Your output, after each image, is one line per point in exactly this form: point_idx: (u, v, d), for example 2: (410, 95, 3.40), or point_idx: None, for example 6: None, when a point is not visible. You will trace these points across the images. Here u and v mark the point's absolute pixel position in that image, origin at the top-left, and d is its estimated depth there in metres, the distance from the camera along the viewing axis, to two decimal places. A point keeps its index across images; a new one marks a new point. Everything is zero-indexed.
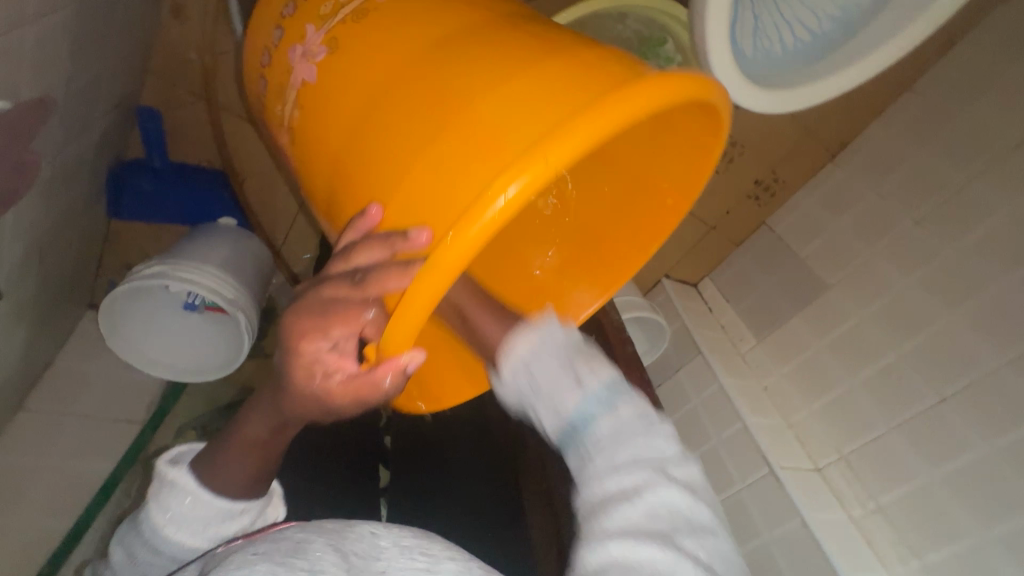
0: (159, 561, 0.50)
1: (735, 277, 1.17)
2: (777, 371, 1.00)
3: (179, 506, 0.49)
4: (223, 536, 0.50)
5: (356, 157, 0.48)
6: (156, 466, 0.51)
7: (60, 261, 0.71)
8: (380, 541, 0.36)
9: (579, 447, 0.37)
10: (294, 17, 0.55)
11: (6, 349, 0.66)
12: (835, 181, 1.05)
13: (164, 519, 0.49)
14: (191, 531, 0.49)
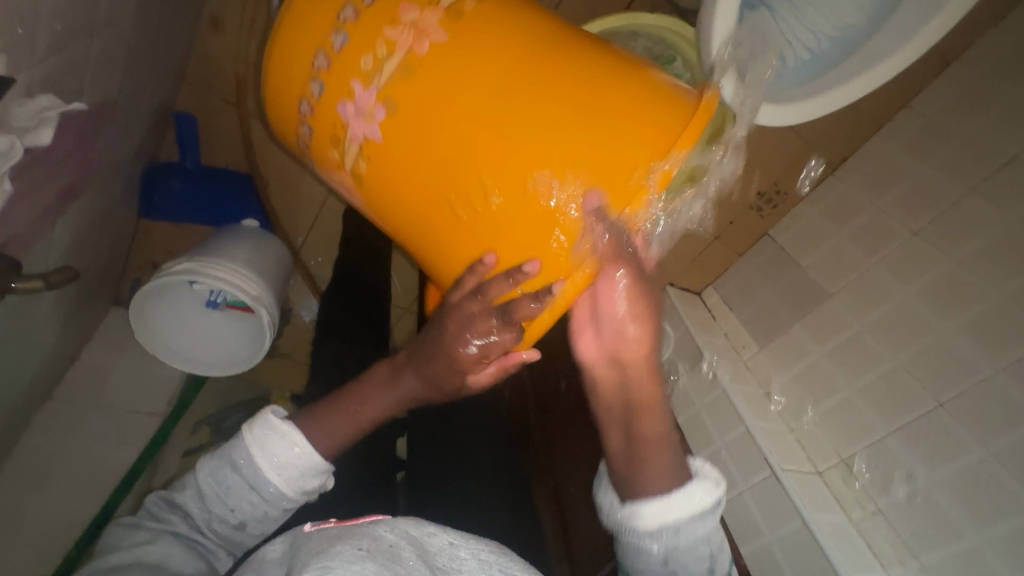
0: (247, 500, 0.58)
1: (738, 286, 1.20)
2: (779, 378, 1.03)
3: (282, 455, 0.58)
4: (305, 488, 0.59)
5: (446, 208, 0.57)
6: (263, 418, 0.59)
7: (96, 255, 0.75)
8: (461, 552, 0.41)
9: (666, 511, 0.54)
10: (330, 71, 0.58)
11: (44, 337, 0.70)
12: (836, 194, 1.08)
13: (267, 462, 0.57)
14: (285, 477, 0.58)
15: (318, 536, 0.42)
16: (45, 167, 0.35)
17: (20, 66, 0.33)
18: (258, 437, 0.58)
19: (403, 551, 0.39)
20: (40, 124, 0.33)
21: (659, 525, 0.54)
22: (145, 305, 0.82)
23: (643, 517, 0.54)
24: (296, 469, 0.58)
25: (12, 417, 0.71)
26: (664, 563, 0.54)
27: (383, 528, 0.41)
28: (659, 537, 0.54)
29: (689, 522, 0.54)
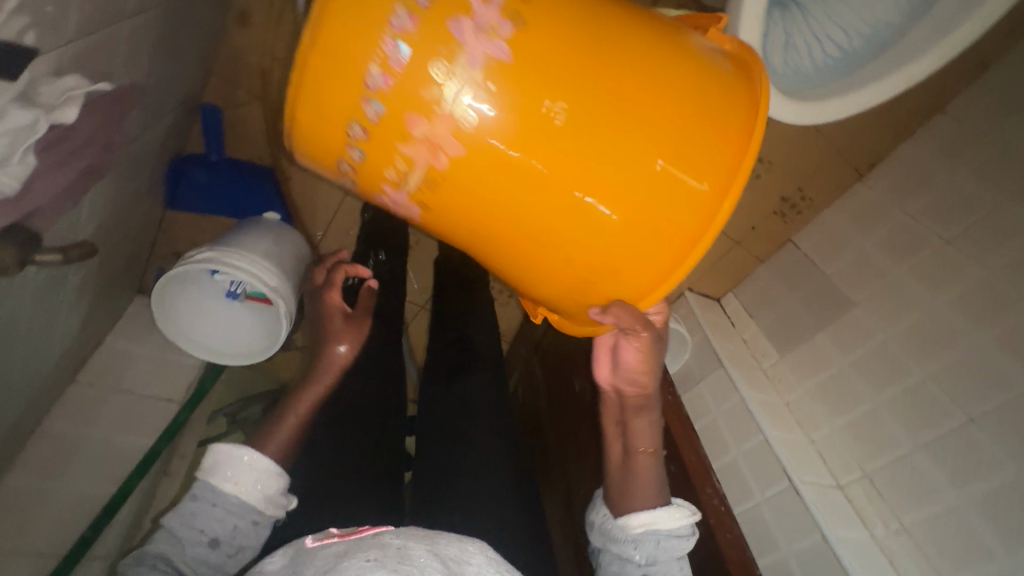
0: (215, 522, 0.55)
1: (759, 293, 1.17)
2: (800, 387, 1.00)
3: (239, 465, 0.58)
4: (267, 494, 0.58)
5: (498, 272, 0.62)
6: (211, 446, 0.59)
7: (121, 241, 0.76)
8: (469, 548, 0.41)
9: (650, 517, 0.57)
10: (358, 173, 0.56)
11: (71, 321, 0.71)
12: (864, 199, 1.05)
13: (224, 479, 0.57)
14: (245, 487, 0.57)
15: (323, 552, 0.41)
16: (70, 145, 0.35)
17: (48, 45, 0.33)
18: (212, 462, 0.58)
19: (414, 549, 0.39)
20: (65, 103, 0.33)
21: (644, 534, 0.56)
22: (165, 293, 0.84)
23: (630, 524, 0.57)
24: (258, 474, 0.57)
25: (38, 397, 0.73)
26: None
27: (390, 534, 0.41)
28: (642, 545, 0.56)
29: (666, 538, 0.56)
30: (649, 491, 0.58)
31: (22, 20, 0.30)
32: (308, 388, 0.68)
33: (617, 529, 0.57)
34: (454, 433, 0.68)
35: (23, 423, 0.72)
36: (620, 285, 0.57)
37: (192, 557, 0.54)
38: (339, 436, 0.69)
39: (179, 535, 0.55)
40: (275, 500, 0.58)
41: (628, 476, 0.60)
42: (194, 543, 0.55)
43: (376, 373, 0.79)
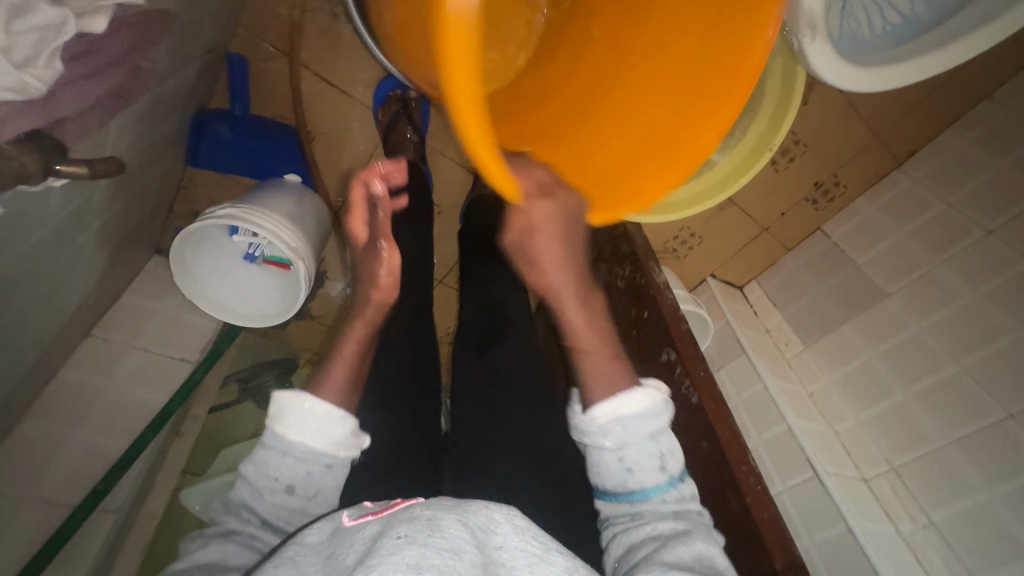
0: (287, 471, 0.53)
1: (785, 282, 1.14)
2: (825, 378, 0.97)
3: (300, 416, 0.54)
4: (334, 440, 0.55)
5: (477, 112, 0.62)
6: (272, 395, 0.56)
7: (142, 193, 0.74)
8: (496, 516, 0.40)
9: (618, 406, 0.53)
10: None
11: (91, 270, 0.69)
12: (901, 187, 1.01)
13: (290, 429, 0.54)
14: (314, 434, 0.54)
15: (358, 533, 0.39)
16: (100, 58, 0.33)
17: None
18: (274, 414, 0.55)
19: (444, 520, 0.38)
20: (96, 11, 0.31)
21: (609, 422, 0.53)
22: (184, 254, 0.82)
23: (594, 414, 0.53)
24: (321, 420, 0.54)
25: (57, 347, 0.72)
26: (620, 462, 0.52)
27: (421, 505, 0.39)
28: (612, 433, 0.53)
29: (645, 428, 0.52)
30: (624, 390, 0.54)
31: None
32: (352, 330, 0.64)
33: (589, 418, 0.54)
34: (492, 404, 0.66)
35: (40, 374, 0.71)
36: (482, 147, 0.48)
37: (274, 506, 0.53)
38: (372, 399, 0.65)
39: (256, 485, 0.53)
40: (345, 443, 0.56)
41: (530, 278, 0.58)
42: (275, 494, 0.53)
43: (416, 337, 0.76)
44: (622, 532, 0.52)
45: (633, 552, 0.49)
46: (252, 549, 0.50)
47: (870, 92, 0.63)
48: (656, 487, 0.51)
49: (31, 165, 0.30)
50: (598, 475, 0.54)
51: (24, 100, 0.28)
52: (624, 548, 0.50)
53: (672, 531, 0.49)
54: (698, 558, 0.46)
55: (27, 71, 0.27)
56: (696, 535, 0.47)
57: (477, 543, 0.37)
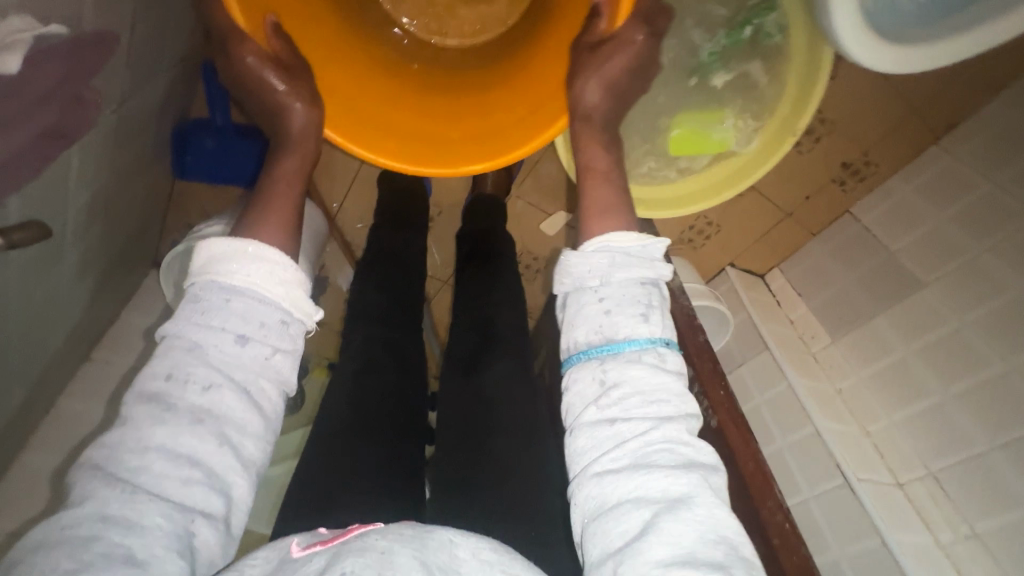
0: (231, 330, 0.43)
1: (810, 269, 1.06)
2: (855, 374, 0.91)
3: (229, 264, 0.45)
4: (281, 286, 0.45)
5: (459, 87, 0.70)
6: (199, 243, 0.46)
7: (126, 214, 0.71)
8: (461, 552, 0.37)
9: (615, 250, 0.48)
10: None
11: (78, 298, 0.66)
12: (939, 165, 0.92)
13: (231, 273, 0.44)
14: (260, 275, 0.45)
15: (304, 567, 0.35)
16: (16, 104, 0.29)
17: None
18: (205, 263, 0.46)
19: (400, 556, 0.34)
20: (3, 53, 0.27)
21: (598, 251, 0.48)
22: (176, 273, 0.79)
23: (586, 251, 0.48)
24: (268, 263, 0.45)
25: (52, 377, 0.70)
26: (601, 302, 0.46)
27: (375, 535, 0.36)
28: (599, 271, 0.48)
29: (640, 275, 0.47)
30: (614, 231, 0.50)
31: None
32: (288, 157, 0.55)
33: (579, 259, 0.48)
34: (479, 431, 0.63)
35: (35, 406, 0.69)
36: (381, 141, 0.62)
37: (219, 363, 0.43)
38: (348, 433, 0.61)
39: (194, 338, 0.43)
40: (299, 302, 0.46)
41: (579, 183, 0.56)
42: (204, 385, 0.42)
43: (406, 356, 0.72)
44: (602, 471, 0.42)
45: (614, 513, 0.40)
46: (163, 494, 0.39)
47: (907, 73, 0.57)
48: (640, 338, 0.45)
49: None
50: (570, 329, 0.47)
51: None
52: (601, 498, 0.42)
53: (663, 494, 0.40)
54: (701, 538, 0.38)
55: None
56: (698, 499, 0.40)
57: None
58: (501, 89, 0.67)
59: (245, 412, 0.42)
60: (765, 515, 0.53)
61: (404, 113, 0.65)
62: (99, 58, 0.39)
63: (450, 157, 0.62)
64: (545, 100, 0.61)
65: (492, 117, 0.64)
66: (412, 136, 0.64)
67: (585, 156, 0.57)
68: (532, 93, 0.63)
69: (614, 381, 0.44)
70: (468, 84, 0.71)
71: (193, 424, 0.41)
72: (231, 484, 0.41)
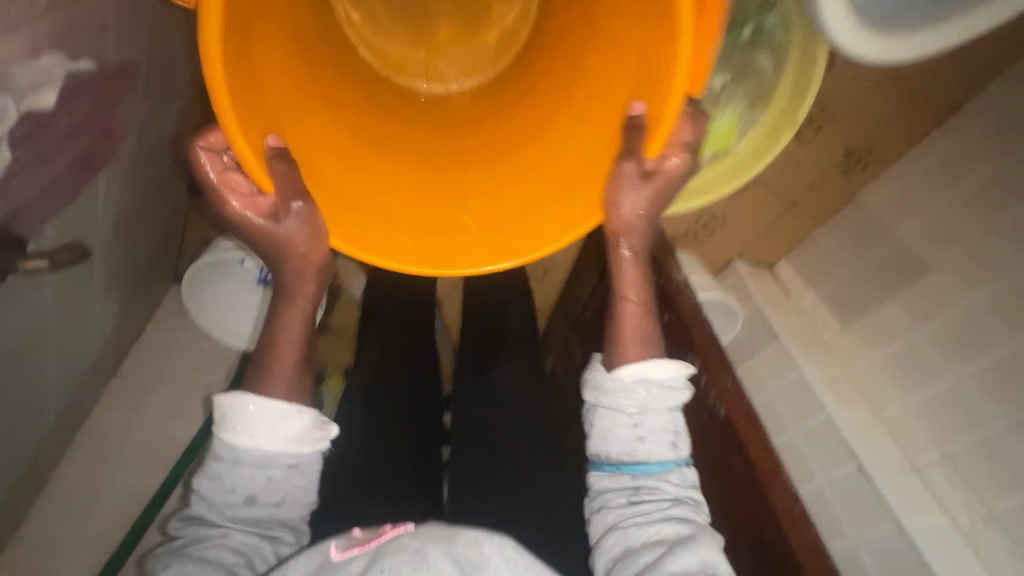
0: (250, 472, 0.52)
1: (818, 258, 1.06)
2: (867, 361, 0.91)
3: (248, 416, 0.52)
4: (288, 436, 0.52)
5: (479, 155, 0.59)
6: (216, 400, 0.53)
7: (147, 233, 0.74)
8: (482, 548, 0.44)
9: (648, 381, 0.56)
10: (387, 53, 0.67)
11: (105, 316, 0.69)
12: (941, 149, 0.92)
13: (245, 432, 0.51)
14: (266, 436, 0.52)
15: (347, 567, 0.44)
16: (52, 135, 0.32)
17: (19, 18, 0.28)
18: (223, 415, 0.52)
19: (427, 554, 0.42)
20: (38, 88, 0.29)
21: (635, 382, 0.55)
22: (198, 285, 0.81)
23: (619, 374, 0.56)
24: (277, 420, 0.52)
25: (84, 393, 0.73)
26: (634, 428, 0.55)
27: (406, 537, 0.44)
28: (633, 397, 0.56)
29: (669, 403, 0.56)
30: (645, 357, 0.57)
31: None
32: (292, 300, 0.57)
33: (614, 379, 0.56)
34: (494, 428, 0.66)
35: (70, 421, 0.72)
36: (399, 240, 0.52)
37: (243, 486, 0.52)
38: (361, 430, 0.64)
39: (222, 477, 0.52)
40: (309, 438, 0.54)
41: (613, 321, 0.60)
42: (243, 500, 0.52)
43: (417, 358, 0.75)
44: (623, 525, 0.54)
45: (633, 556, 0.52)
46: (228, 547, 0.51)
47: (899, 63, 0.58)
48: (663, 461, 0.56)
49: None
50: (601, 440, 0.57)
51: None
52: (620, 550, 0.53)
53: (675, 535, 0.52)
54: (701, 568, 0.49)
55: None
56: (702, 542, 0.51)
57: None
58: (513, 155, 0.57)
59: (278, 488, 0.53)
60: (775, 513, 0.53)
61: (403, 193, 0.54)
62: (118, 91, 0.41)
63: (469, 250, 0.52)
64: (579, 177, 0.53)
65: (511, 194, 0.55)
66: (417, 226, 0.53)
67: (620, 283, 0.60)
68: (559, 166, 0.54)
69: (644, 483, 0.56)
70: (467, 148, 0.60)
71: (247, 510, 0.53)
72: (280, 543, 0.54)
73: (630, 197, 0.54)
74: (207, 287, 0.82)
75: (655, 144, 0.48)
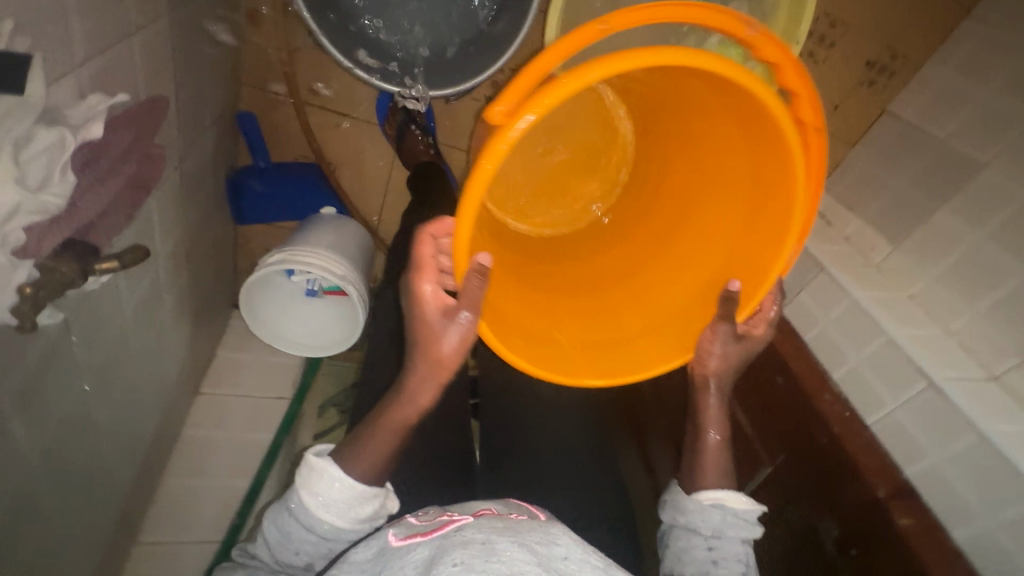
0: (312, 538, 0.42)
1: (857, 180, 1.01)
2: (926, 276, 0.84)
3: (330, 493, 0.42)
4: (362, 520, 0.43)
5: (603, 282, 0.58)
6: (304, 455, 0.44)
7: (203, 259, 0.81)
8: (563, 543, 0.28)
9: (722, 503, 0.49)
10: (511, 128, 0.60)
11: (181, 336, 0.77)
12: (976, 40, 0.86)
13: (319, 501, 0.42)
14: (339, 514, 0.42)
15: (407, 558, 0.30)
16: (108, 160, 0.37)
17: (63, 68, 0.34)
18: (305, 475, 0.43)
19: (501, 546, 0.26)
20: (92, 119, 0.35)
21: (712, 506, 0.49)
22: (253, 302, 0.86)
23: (699, 497, 0.50)
24: (355, 499, 0.42)
25: (173, 410, 0.81)
26: (708, 550, 0.47)
27: (471, 526, 0.28)
28: (710, 521, 0.48)
29: (742, 531, 0.48)
30: (718, 474, 0.51)
31: (25, 43, 0.30)
32: (419, 379, 0.46)
33: (685, 498, 0.50)
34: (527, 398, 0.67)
35: (166, 436, 0.80)
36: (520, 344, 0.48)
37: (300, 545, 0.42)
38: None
39: (284, 530, 0.42)
40: (374, 516, 0.44)
41: (692, 453, 0.52)
42: (293, 550, 0.42)
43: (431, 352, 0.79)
44: None
45: None
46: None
47: None
48: None
49: (71, 272, 0.33)
50: (674, 560, 0.49)
51: (49, 218, 0.32)
52: None
53: None
54: None
55: (45, 192, 0.30)
56: None
57: (541, 563, 0.26)
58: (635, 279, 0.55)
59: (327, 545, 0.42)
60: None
61: (524, 308, 0.52)
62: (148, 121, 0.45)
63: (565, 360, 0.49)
64: (683, 316, 0.52)
65: (617, 319, 0.54)
66: (524, 333, 0.49)
67: (702, 416, 0.54)
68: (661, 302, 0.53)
69: None
70: (592, 271, 0.59)
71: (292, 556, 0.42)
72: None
73: (719, 351, 0.52)
74: (260, 305, 0.87)
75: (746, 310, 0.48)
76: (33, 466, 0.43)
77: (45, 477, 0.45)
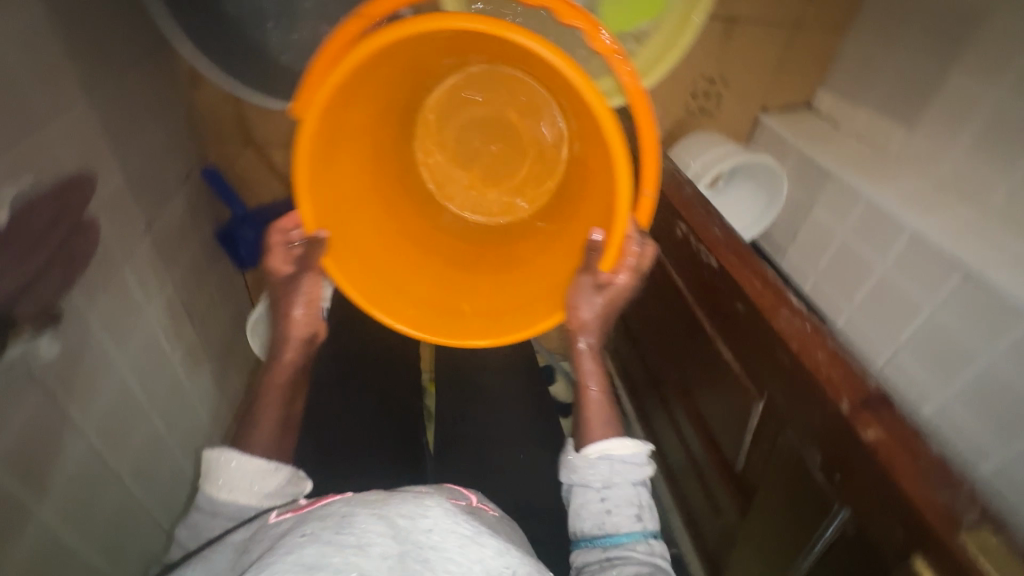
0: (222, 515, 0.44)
1: (858, 66, 0.88)
2: (954, 152, 0.72)
3: (230, 472, 0.44)
4: (267, 493, 0.45)
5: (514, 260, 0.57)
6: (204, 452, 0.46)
7: (211, 310, 0.87)
8: (427, 501, 0.32)
9: (608, 453, 0.47)
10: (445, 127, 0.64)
11: (204, 384, 0.83)
12: None
13: (220, 483, 0.44)
14: (244, 491, 0.44)
15: (272, 530, 0.33)
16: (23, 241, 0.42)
17: None
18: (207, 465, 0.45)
19: (360, 516, 0.30)
20: None
21: (599, 459, 0.47)
22: None
23: (586, 452, 0.48)
24: (255, 474, 0.44)
25: None
26: (601, 502, 0.46)
27: (340, 501, 0.32)
28: (599, 473, 0.47)
29: (632, 475, 0.47)
30: (606, 425, 0.50)
31: None
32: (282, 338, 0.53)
33: (572, 455, 0.49)
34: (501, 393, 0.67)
35: None
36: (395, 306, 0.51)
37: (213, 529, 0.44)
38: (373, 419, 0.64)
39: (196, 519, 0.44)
40: (285, 492, 0.46)
41: (577, 409, 0.52)
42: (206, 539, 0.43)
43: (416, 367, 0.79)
44: None
45: None
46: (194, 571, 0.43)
47: None
48: (631, 532, 0.45)
49: None
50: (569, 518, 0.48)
51: None
52: None
53: None
54: None
55: None
56: None
57: (396, 534, 0.29)
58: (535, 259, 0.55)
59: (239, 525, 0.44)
60: (787, 367, 0.43)
61: (436, 284, 0.56)
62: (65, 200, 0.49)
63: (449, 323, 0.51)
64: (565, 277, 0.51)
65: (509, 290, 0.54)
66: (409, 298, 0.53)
67: (580, 373, 0.53)
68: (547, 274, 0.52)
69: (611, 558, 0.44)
70: (509, 252, 0.59)
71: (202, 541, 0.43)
72: None
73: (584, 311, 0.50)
74: None
75: (608, 260, 0.46)
76: (50, 523, 0.48)
77: (72, 524, 0.52)
